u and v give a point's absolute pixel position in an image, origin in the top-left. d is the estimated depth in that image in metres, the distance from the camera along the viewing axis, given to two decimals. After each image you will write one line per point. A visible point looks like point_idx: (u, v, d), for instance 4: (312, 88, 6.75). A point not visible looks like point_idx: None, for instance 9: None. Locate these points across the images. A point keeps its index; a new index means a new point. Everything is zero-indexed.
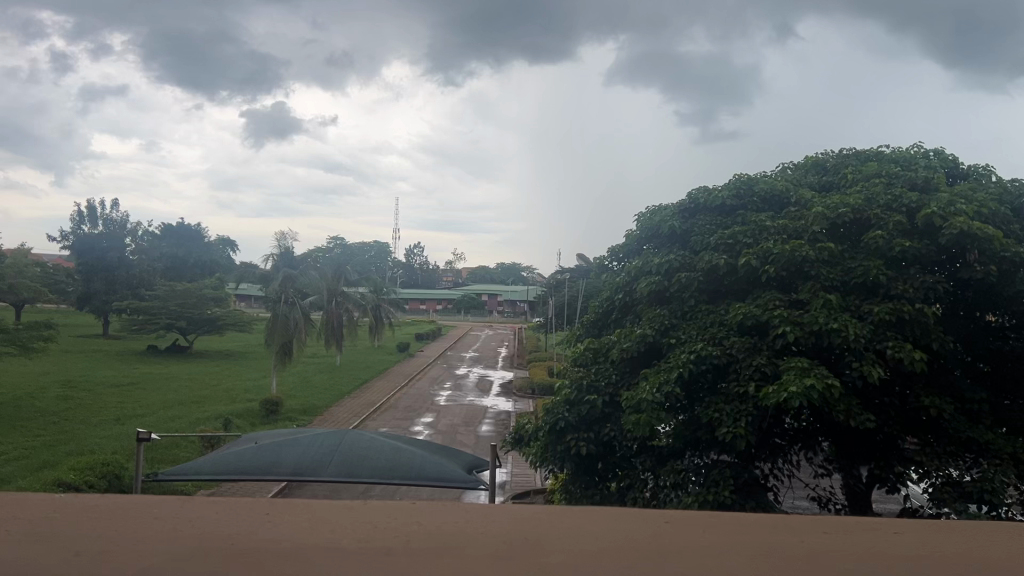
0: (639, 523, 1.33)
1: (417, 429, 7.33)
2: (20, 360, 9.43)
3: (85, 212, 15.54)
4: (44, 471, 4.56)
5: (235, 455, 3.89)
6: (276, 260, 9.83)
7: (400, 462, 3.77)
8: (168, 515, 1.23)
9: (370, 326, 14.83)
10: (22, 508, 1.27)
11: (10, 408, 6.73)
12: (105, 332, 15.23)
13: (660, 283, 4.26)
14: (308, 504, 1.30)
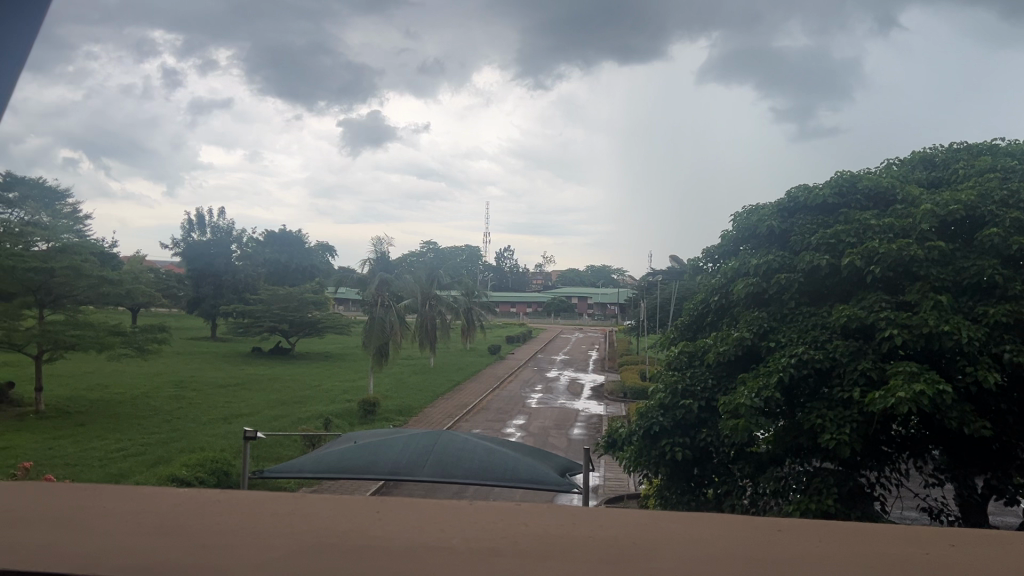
0: (750, 530, 1.30)
1: (510, 432, 7.37)
2: (137, 361, 10.00)
3: (196, 220, 16.30)
4: (159, 467, 4.82)
5: (334, 454, 4.01)
6: (373, 264, 10.07)
7: (494, 464, 3.80)
8: (284, 511, 1.28)
9: (463, 328, 15.02)
10: (152, 501, 1.34)
11: (129, 406, 7.14)
12: (213, 335, 15.96)
13: (758, 284, 4.16)
14: (415, 504, 1.33)
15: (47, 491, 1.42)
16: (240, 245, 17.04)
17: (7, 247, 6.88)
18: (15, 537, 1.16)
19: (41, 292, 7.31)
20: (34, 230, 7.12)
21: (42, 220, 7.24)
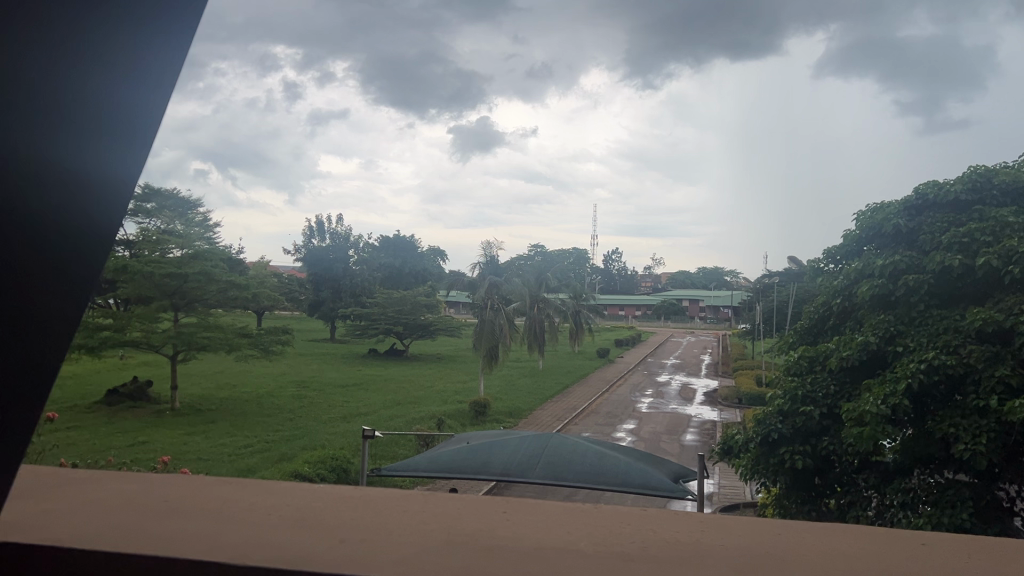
0: (891, 543, 1.25)
1: (622, 436, 7.32)
2: (263, 363, 10.49)
3: (315, 226, 16.95)
4: (283, 463, 5.04)
5: (448, 454, 4.08)
6: (482, 267, 10.19)
7: (606, 469, 3.76)
8: (416, 509, 1.32)
9: (572, 331, 15.02)
10: (293, 496, 1.41)
11: (255, 404, 7.51)
12: (332, 337, 16.56)
13: (884, 286, 3.97)
14: (541, 505, 1.35)
15: (199, 483, 1.52)
16: (357, 249, 17.59)
17: (145, 255, 7.41)
18: (169, 526, 1.25)
19: (176, 296, 7.78)
20: (168, 237, 7.61)
21: (176, 229, 7.81)
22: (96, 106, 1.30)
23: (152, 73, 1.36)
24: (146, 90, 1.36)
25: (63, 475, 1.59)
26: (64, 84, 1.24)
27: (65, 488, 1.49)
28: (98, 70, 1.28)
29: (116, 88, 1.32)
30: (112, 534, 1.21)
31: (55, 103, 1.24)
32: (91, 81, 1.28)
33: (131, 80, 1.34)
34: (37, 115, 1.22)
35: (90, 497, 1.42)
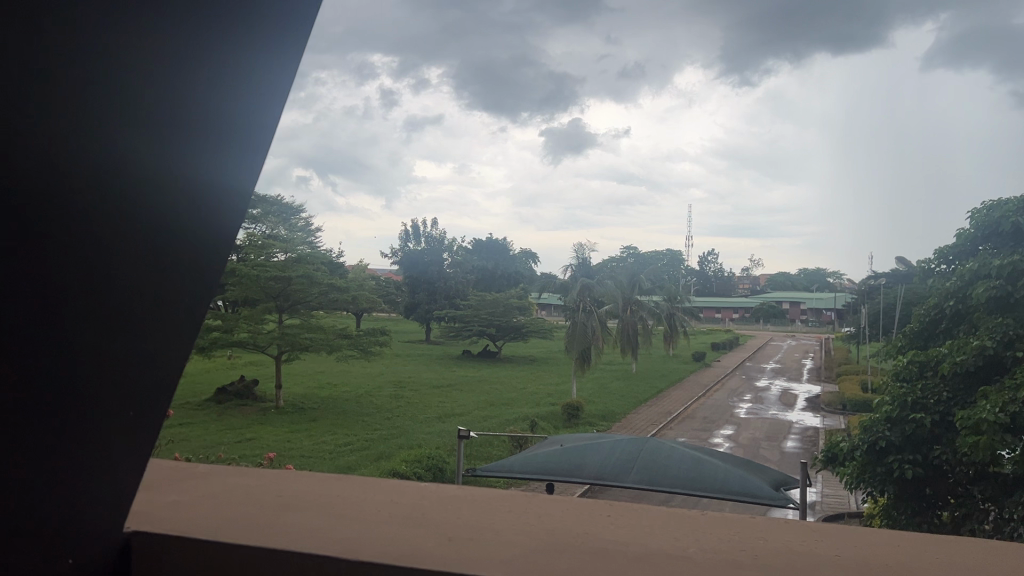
0: (1019, 557, 1.18)
1: (719, 442, 7.18)
2: (362, 363, 10.79)
3: (410, 230, 17.33)
4: (381, 461, 5.16)
5: (543, 455, 4.09)
6: (575, 269, 10.18)
7: (702, 475, 3.69)
8: (520, 509, 1.34)
9: (666, 334, 14.82)
10: (399, 493, 1.45)
11: (354, 404, 7.72)
12: (427, 338, 16.88)
13: (1002, 288, 3.76)
14: (646, 511, 1.34)
15: (308, 479, 1.58)
16: (451, 252, 17.85)
17: (252, 258, 7.65)
18: (284, 520, 1.29)
19: (281, 298, 8.09)
20: (273, 242, 7.83)
21: (280, 234, 8.02)
22: (218, 114, 1.20)
23: (272, 82, 1.27)
24: (267, 101, 1.28)
25: (184, 468, 1.67)
26: (197, 96, 1.15)
27: (185, 480, 1.58)
28: (223, 79, 1.19)
29: (243, 100, 1.24)
30: (231, 527, 1.27)
31: (189, 116, 1.15)
32: (218, 93, 1.19)
33: (257, 91, 1.25)
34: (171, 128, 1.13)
35: (210, 490, 1.50)
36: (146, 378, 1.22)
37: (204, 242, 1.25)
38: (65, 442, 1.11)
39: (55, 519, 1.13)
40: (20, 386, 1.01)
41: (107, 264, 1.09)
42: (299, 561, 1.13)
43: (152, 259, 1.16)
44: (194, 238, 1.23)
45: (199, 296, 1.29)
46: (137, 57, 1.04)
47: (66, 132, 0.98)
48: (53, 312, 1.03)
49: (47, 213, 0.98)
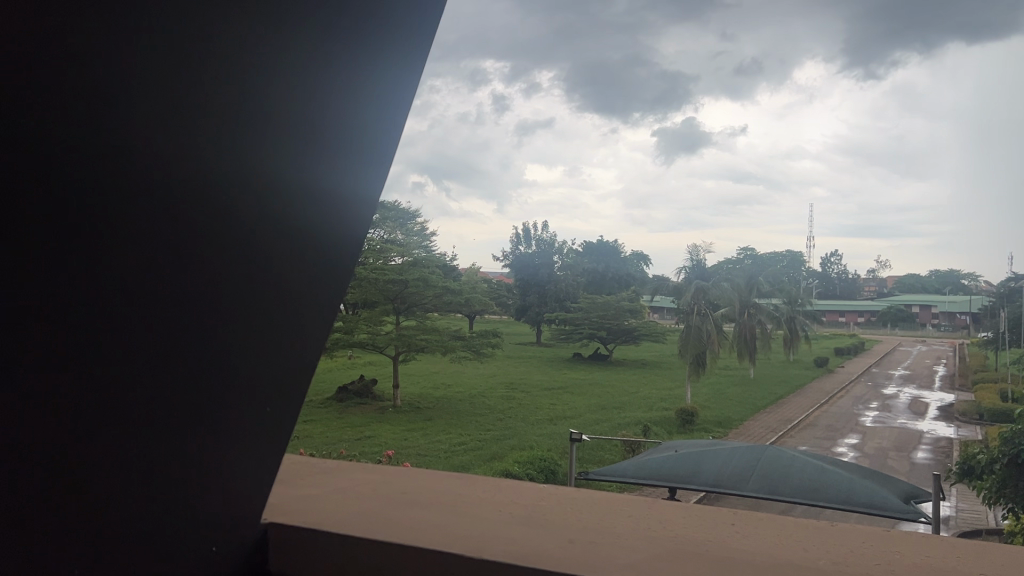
0: None
1: (842, 451, 6.89)
2: (475, 365, 10.97)
3: (522, 233, 17.49)
4: (494, 461, 5.22)
5: (657, 461, 4.04)
6: (689, 272, 9.99)
7: (826, 485, 3.55)
8: (641, 515, 1.34)
9: (785, 338, 14.32)
10: (519, 494, 1.48)
11: (468, 404, 7.85)
12: (538, 341, 16.97)
13: None
14: (771, 520, 1.31)
15: (430, 476, 1.62)
16: (561, 255, 17.90)
17: (371, 262, 8.11)
18: (408, 516, 1.34)
19: (398, 301, 8.33)
20: (391, 247, 8.19)
21: (398, 239, 8.45)
22: (351, 129, 1.26)
23: (396, 97, 1.33)
24: (390, 116, 1.34)
25: (314, 463, 1.75)
26: (335, 111, 1.21)
27: (316, 475, 1.65)
28: (357, 95, 1.25)
29: (372, 115, 1.30)
30: (359, 520, 1.32)
31: (327, 129, 1.21)
32: (353, 108, 1.25)
33: (383, 106, 1.31)
34: (312, 139, 1.19)
35: (340, 486, 1.57)
36: (292, 376, 1.33)
37: (341, 249, 1.35)
38: (225, 435, 1.21)
39: (217, 502, 1.23)
40: (183, 381, 1.09)
41: (264, 270, 1.18)
42: (427, 559, 1.16)
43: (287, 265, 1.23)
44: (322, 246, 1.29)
45: (324, 303, 1.35)
46: (295, 77, 1.12)
47: (242, 152, 1.08)
48: (224, 314, 1.13)
49: (222, 223, 1.08)
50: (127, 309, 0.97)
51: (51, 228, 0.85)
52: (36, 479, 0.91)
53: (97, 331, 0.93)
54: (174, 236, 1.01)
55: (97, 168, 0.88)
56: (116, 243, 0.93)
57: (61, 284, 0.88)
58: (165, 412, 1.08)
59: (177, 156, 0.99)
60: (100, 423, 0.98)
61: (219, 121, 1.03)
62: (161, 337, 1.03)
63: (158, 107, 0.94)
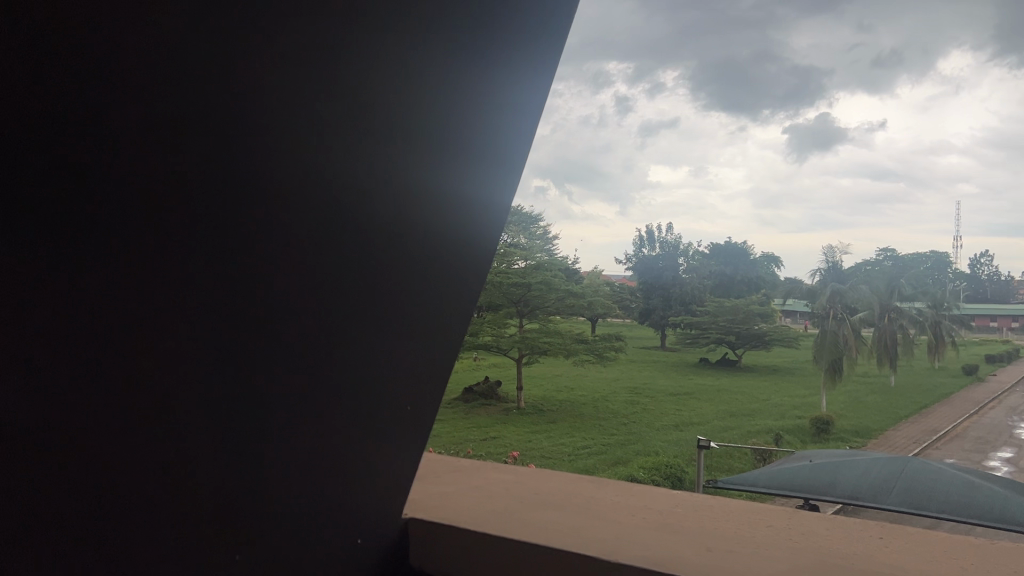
0: None
1: (996, 466, 6.40)
2: (598, 369, 10.92)
3: (646, 236, 17.26)
4: (618, 466, 5.17)
5: (789, 472, 3.90)
6: (824, 274, 9.56)
7: (977, 501, 3.30)
8: (780, 526, 1.30)
9: (930, 343, 13.45)
10: (652, 498, 1.46)
11: (591, 408, 7.81)
12: (663, 345, 16.68)
13: None
14: (922, 535, 1.24)
15: (560, 478, 1.63)
16: (687, 258, 17.54)
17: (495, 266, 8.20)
18: (541, 516, 1.35)
19: (522, 304, 8.36)
20: (514, 251, 8.30)
21: (521, 242, 8.52)
22: (489, 136, 1.31)
23: (528, 107, 1.38)
24: (522, 127, 1.39)
25: (446, 462, 1.79)
26: (479, 118, 1.27)
27: (448, 473, 1.69)
28: (498, 103, 1.30)
29: (507, 125, 1.35)
30: (495, 520, 1.35)
31: (471, 136, 1.26)
32: (494, 117, 1.30)
33: (517, 115, 1.36)
34: (460, 145, 1.24)
35: (472, 484, 1.60)
36: (428, 379, 1.37)
37: (474, 256, 1.39)
38: (375, 433, 1.27)
39: (360, 499, 1.28)
40: (344, 381, 1.15)
41: (412, 274, 1.22)
42: (558, 559, 1.17)
43: (432, 270, 1.27)
44: (459, 252, 1.34)
45: (458, 309, 1.40)
46: (452, 87, 1.16)
47: (404, 157, 1.13)
48: (378, 318, 1.18)
49: (377, 228, 1.11)
50: (308, 310, 1.02)
51: (240, 233, 0.88)
52: (222, 466, 0.97)
53: (270, 334, 0.97)
54: (349, 240, 1.06)
55: (294, 172, 0.94)
56: (302, 244, 0.97)
57: (245, 286, 0.91)
58: (326, 412, 1.13)
59: (358, 163, 1.04)
60: (279, 421, 1.03)
61: (382, 128, 1.06)
62: (322, 339, 1.07)
63: (335, 115, 0.97)
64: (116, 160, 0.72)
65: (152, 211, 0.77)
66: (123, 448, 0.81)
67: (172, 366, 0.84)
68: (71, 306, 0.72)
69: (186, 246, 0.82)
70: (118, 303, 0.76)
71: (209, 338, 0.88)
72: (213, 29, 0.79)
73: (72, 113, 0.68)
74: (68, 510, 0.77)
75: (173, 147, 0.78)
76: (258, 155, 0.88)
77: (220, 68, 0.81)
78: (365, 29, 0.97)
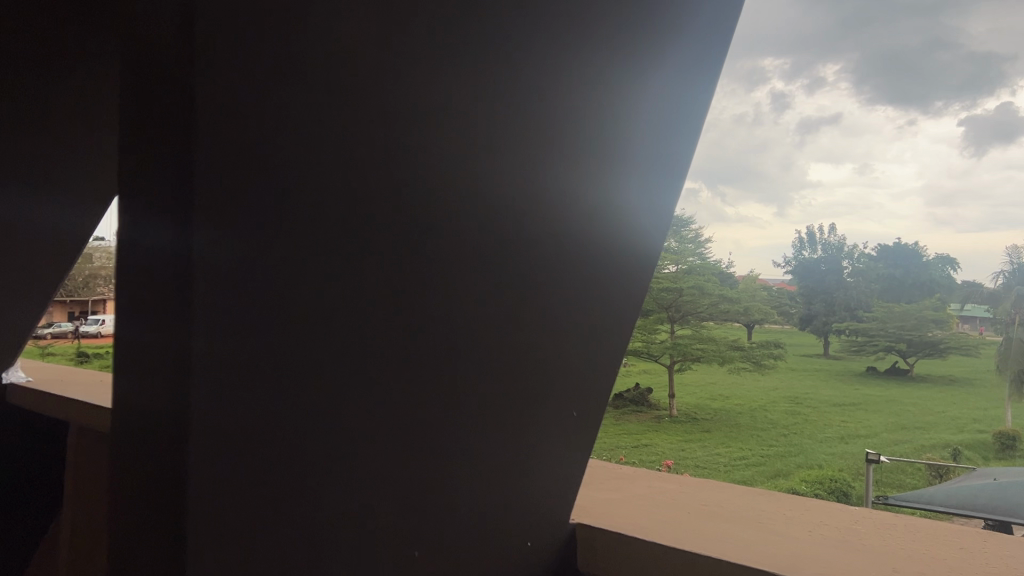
0: None
1: None
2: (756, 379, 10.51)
3: None
4: (779, 479, 4.95)
5: (970, 490, 3.60)
6: None
7: None
8: (974, 548, 1.21)
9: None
10: (829, 514, 1.40)
11: None
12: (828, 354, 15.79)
13: None
14: None
15: (730, 491, 1.60)
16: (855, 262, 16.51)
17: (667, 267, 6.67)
18: (712, 527, 1.34)
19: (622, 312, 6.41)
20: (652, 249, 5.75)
21: None
22: (617, 140, 1.48)
23: (654, 118, 1.54)
24: (649, 136, 1.55)
25: (610, 470, 1.80)
26: (603, 122, 1.44)
27: (614, 482, 1.70)
28: (621, 109, 1.47)
29: (634, 132, 1.51)
30: (662, 528, 1.35)
31: (598, 140, 1.44)
32: (619, 121, 1.47)
33: (643, 123, 1.52)
34: (586, 147, 1.41)
35: (640, 494, 1.61)
36: (580, 374, 1.50)
37: (616, 258, 1.52)
38: (538, 421, 1.39)
39: (532, 490, 1.38)
40: (505, 363, 1.30)
41: (554, 266, 1.38)
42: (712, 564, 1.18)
43: (574, 266, 1.43)
44: (600, 250, 1.48)
45: (603, 311, 1.53)
46: (573, 95, 1.36)
47: (538, 157, 1.31)
48: (528, 307, 1.34)
49: (503, 228, 1.26)
50: (465, 290, 1.20)
51: (398, 241, 1.07)
52: (415, 433, 1.12)
53: (421, 336, 1.12)
54: (497, 229, 1.24)
55: (448, 166, 1.15)
56: (456, 228, 1.17)
57: (406, 289, 1.09)
58: (494, 391, 1.28)
59: (496, 159, 1.23)
60: (454, 396, 1.19)
61: (498, 146, 1.23)
62: (468, 339, 1.21)
63: (455, 133, 1.16)
64: (320, 151, 0.94)
65: (341, 199, 0.98)
66: (318, 445, 0.97)
67: (348, 363, 1.00)
68: (270, 310, 0.90)
69: (371, 222, 1.02)
70: (313, 274, 0.95)
71: (374, 345, 1.04)
72: (371, 49, 1.00)
73: (275, 155, 0.89)
74: (298, 441, 0.94)
75: (337, 172, 0.97)
76: (400, 172, 1.06)
77: (374, 112, 1.02)
78: (491, 44, 1.19)
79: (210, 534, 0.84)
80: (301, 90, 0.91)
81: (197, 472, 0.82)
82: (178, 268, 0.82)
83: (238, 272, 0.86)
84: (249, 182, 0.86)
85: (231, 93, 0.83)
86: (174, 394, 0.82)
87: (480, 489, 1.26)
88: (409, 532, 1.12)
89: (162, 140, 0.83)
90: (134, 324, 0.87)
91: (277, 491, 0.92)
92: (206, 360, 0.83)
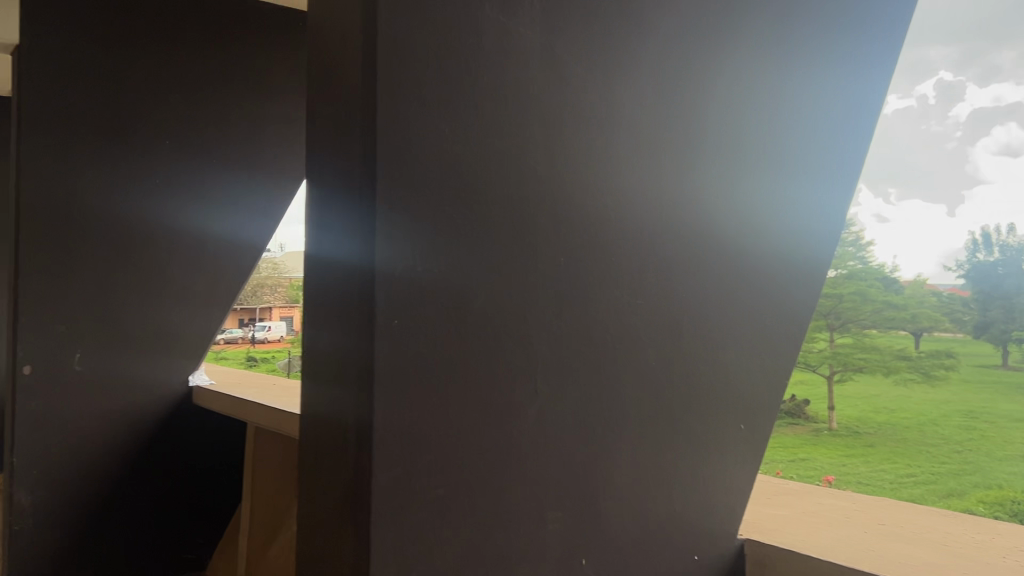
0: None
1: None
2: None
3: None
4: None
5: None
6: None
7: None
8: None
9: None
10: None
11: None
12: None
13: None
14: None
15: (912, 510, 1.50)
16: None
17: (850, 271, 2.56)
18: (891, 548, 1.26)
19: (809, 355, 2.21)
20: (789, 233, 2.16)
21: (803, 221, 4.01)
22: (778, 141, 1.42)
23: (818, 115, 1.47)
24: (812, 135, 1.47)
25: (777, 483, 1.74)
26: (762, 123, 1.39)
27: (784, 497, 1.64)
28: (781, 108, 1.41)
29: (796, 131, 1.45)
30: (837, 547, 1.29)
31: (757, 142, 1.38)
32: (779, 122, 1.41)
33: (805, 121, 1.45)
34: (746, 147, 1.37)
35: (812, 510, 1.54)
36: (746, 385, 1.45)
37: (782, 263, 1.46)
38: (702, 432, 1.36)
39: (698, 502, 1.35)
40: (670, 370, 1.28)
41: (715, 273, 1.34)
42: None
43: (737, 272, 1.38)
44: (765, 256, 1.42)
45: (770, 320, 1.47)
46: (729, 96, 1.32)
47: (696, 161, 1.28)
48: (691, 315, 1.31)
49: (658, 232, 1.23)
50: (629, 296, 1.19)
51: (565, 249, 1.08)
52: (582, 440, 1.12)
53: (587, 343, 1.12)
54: (658, 235, 1.23)
55: (611, 171, 1.14)
56: (618, 233, 1.16)
57: (573, 296, 1.10)
58: (659, 399, 1.26)
59: (656, 164, 1.21)
60: (619, 403, 1.19)
61: (656, 151, 1.21)
62: (631, 346, 1.20)
63: (616, 138, 1.15)
64: (492, 162, 0.97)
65: (512, 207, 1.00)
66: (491, 449, 0.99)
67: (517, 367, 1.02)
68: (446, 316, 0.93)
69: (539, 230, 1.04)
70: (485, 283, 0.97)
71: (541, 352, 1.05)
72: (539, 57, 1.03)
73: (453, 166, 0.92)
74: (473, 445, 0.97)
75: (508, 178, 0.99)
76: (565, 177, 1.07)
77: (543, 118, 1.04)
78: (647, 46, 1.18)
79: (394, 535, 0.88)
80: (475, 101, 0.94)
81: (381, 473, 0.86)
82: (365, 278, 0.86)
83: (417, 278, 0.89)
84: (429, 195, 0.90)
85: (412, 109, 0.88)
86: (360, 397, 0.87)
87: (646, 499, 1.25)
88: (578, 540, 1.12)
89: (350, 152, 0.88)
90: (326, 329, 0.93)
91: (455, 494, 0.95)
92: (388, 365, 0.87)
